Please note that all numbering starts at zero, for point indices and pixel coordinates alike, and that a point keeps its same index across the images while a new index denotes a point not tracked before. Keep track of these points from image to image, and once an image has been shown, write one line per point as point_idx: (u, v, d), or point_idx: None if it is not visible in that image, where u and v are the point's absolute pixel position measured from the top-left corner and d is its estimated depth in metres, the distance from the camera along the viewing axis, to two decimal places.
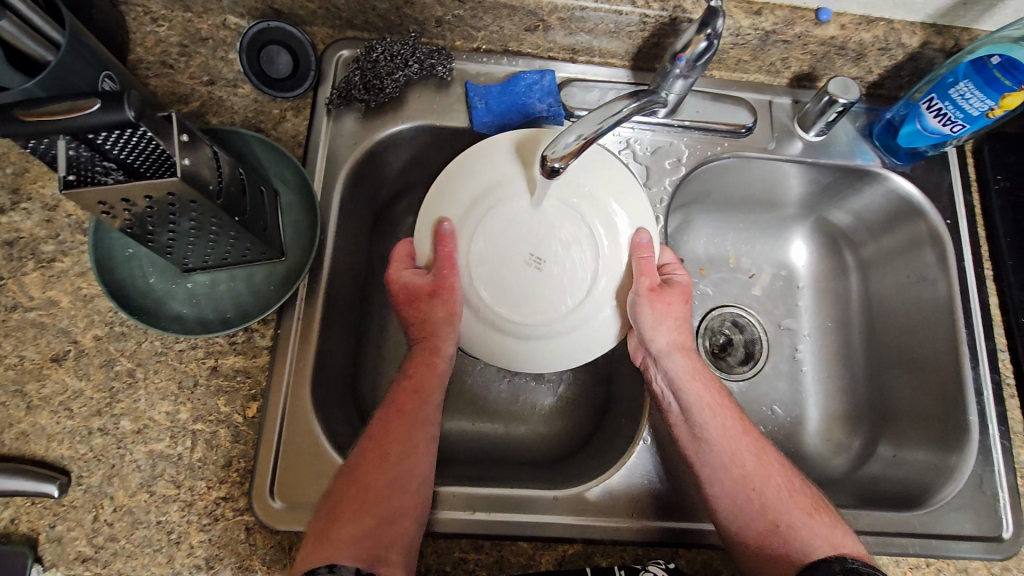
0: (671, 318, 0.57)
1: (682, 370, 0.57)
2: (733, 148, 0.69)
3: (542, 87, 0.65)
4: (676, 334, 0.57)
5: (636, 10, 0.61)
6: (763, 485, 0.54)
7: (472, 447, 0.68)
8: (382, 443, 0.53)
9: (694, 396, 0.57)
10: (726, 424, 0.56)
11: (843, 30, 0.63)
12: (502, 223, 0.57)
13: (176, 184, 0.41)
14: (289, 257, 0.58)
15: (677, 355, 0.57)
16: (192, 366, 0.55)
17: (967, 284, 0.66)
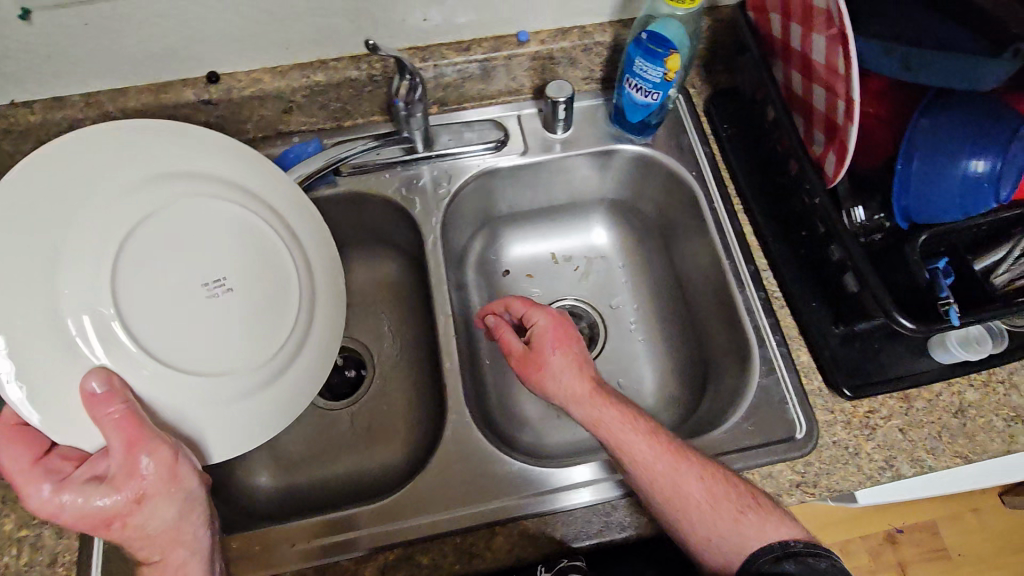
0: (558, 369, 0.62)
1: (586, 417, 0.60)
2: (491, 162, 0.78)
3: (306, 151, 0.73)
4: (574, 385, 0.61)
5: (362, 72, 0.71)
6: (676, 503, 0.57)
7: (334, 483, 0.74)
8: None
9: (608, 438, 0.59)
10: (641, 457, 0.58)
11: (544, 44, 0.74)
12: (153, 271, 0.52)
13: None
14: None
15: (579, 405, 0.61)
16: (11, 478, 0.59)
17: (721, 222, 0.74)
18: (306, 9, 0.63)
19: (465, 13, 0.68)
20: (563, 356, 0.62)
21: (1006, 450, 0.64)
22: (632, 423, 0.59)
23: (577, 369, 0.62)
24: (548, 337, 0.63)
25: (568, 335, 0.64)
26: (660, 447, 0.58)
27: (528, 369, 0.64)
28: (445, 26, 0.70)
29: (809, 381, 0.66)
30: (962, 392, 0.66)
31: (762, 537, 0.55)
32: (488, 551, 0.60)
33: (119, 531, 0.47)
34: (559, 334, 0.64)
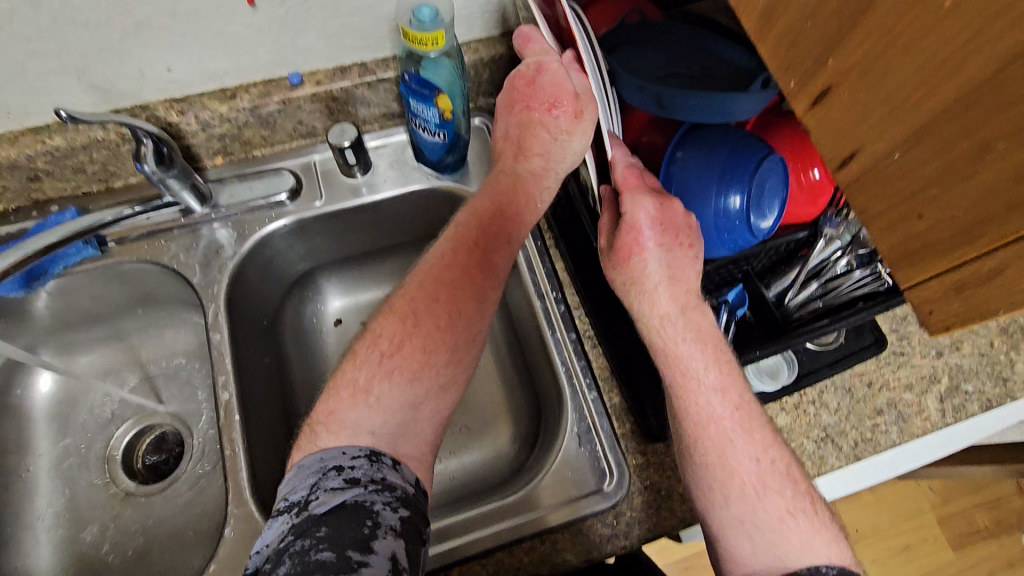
0: (649, 257, 0.52)
1: (686, 332, 0.53)
2: (285, 215, 0.72)
3: (75, 252, 0.65)
4: (674, 280, 0.53)
5: (108, 133, 0.64)
6: (731, 480, 0.50)
7: None
8: (456, 296, 0.58)
9: (705, 374, 0.52)
10: (710, 421, 0.51)
11: (321, 85, 0.69)
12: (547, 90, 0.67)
13: None
14: None
15: (681, 321, 0.53)
16: None
17: (531, 260, 0.71)
18: (8, 72, 0.56)
19: (210, 61, 0.62)
20: (663, 249, 0.52)
21: (817, 473, 0.63)
22: (723, 377, 0.52)
23: (669, 284, 0.53)
24: (644, 233, 0.52)
25: (674, 231, 0.52)
26: (734, 411, 0.52)
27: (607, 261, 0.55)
28: (197, 76, 0.63)
29: (622, 424, 0.63)
30: (774, 419, 0.65)
31: (810, 544, 0.48)
32: None
33: (557, 116, 0.63)
34: (667, 220, 0.52)
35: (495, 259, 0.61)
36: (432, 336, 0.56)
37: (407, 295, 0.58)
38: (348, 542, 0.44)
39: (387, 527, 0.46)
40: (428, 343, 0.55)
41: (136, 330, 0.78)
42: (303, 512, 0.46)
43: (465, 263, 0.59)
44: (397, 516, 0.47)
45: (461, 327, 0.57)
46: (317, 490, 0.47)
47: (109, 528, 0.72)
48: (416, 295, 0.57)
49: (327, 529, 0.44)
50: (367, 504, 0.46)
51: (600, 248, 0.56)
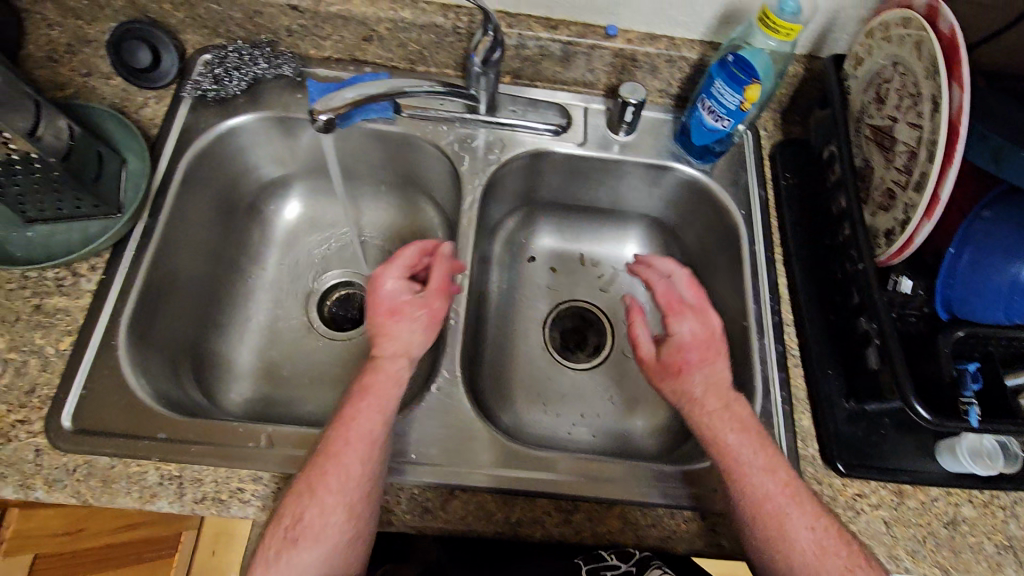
0: (694, 378, 0.58)
1: (698, 395, 0.57)
2: (549, 144, 0.77)
3: (379, 110, 0.74)
4: (693, 377, 0.58)
5: (447, 22, 0.71)
6: (798, 555, 0.50)
7: (311, 415, 0.74)
8: (339, 461, 0.50)
9: (747, 453, 0.54)
10: (758, 491, 0.53)
11: (630, 43, 0.73)
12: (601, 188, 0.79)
13: None
14: (124, 212, 0.65)
15: (699, 397, 0.57)
16: (16, 303, 0.61)
17: (757, 265, 0.72)
18: None
19: None
20: (694, 369, 0.58)
21: None
22: (758, 452, 0.54)
23: (685, 378, 0.58)
24: (688, 352, 0.58)
25: (713, 350, 0.59)
26: (783, 486, 0.52)
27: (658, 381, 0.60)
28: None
29: (804, 446, 0.63)
30: (959, 506, 0.61)
31: None
32: (445, 513, 0.57)
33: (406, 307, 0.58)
34: (712, 340, 0.59)
35: (361, 427, 0.52)
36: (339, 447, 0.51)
37: (327, 439, 0.52)
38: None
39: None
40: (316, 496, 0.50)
41: (369, 198, 0.87)
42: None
43: (351, 416, 0.53)
44: None
45: (337, 485, 0.50)
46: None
47: (293, 352, 0.79)
48: (310, 465, 0.51)
49: None
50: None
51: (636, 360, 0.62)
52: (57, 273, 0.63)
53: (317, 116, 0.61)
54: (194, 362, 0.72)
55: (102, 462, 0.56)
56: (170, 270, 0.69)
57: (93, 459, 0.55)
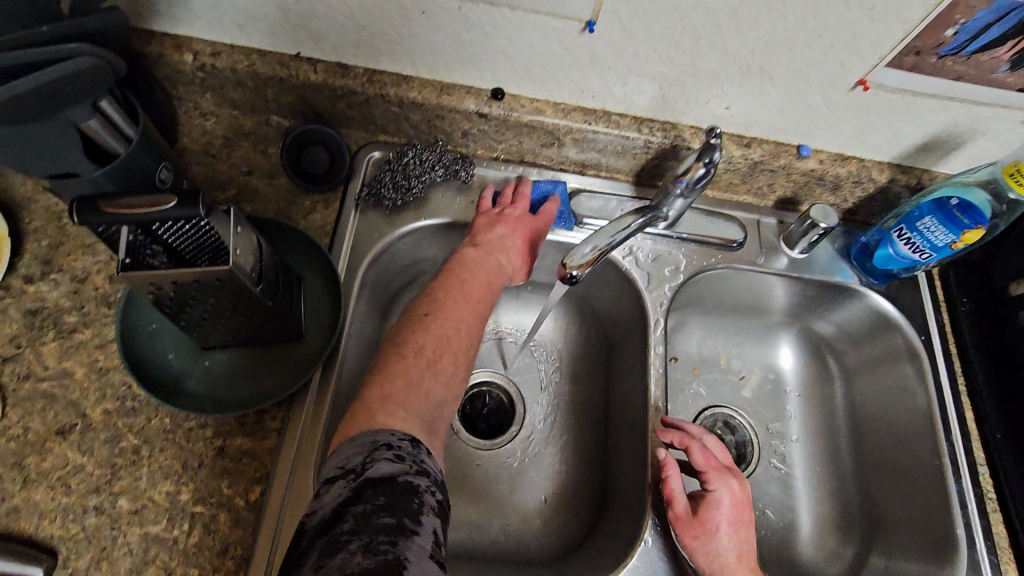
0: (723, 539, 0.58)
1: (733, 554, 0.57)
2: (727, 260, 0.74)
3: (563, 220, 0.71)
4: (739, 549, 0.58)
5: (641, 136, 0.68)
6: None
7: (482, 548, 0.68)
8: (441, 325, 0.58)
9: None
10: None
11: (821, 163, 0.71)
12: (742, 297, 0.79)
13: None
14: (308, 340, 0.59)
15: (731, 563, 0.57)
16: (198, 445, 0.55)
17: (944, 400, 0.70)
18: (627, 66, 0.61)
19: (771, 113, 0.66)
20: (731, 532, 0.58)
21: None
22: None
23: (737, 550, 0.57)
24: (719, 512, 0.59)
25: (744, 517, 0.59)
26: None
27: (683, 534, 0.58)
28: (736, 119, 0.68)
29: None
30: None
31: None
32: None
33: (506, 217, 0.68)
34: (744, 509, 0.59)
35: (447, 366, 0.56)
36: (445, 369, 0.55)
37: (413, 340, 0.56)
38: (405, 511, 0.40)
39: (429, 505, 0.42)
40: (400, 398, 0.50)
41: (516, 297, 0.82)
42: (358, 475, 0.42)
43: (437, 362, 0.55)
44: (434, 499, 0.43)
45: (421, 404, 0.51)
46: (371, 463, 0.43)
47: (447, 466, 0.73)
48: (372, 394, 0.50)
49: (382, 498, 0.40)
50: (418, 486, 0.43)
51: (672, 512, 0.59)
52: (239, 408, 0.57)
53: (565, 272, 0.55)
54: None
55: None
56: (344, 395, 0.63)
57: None
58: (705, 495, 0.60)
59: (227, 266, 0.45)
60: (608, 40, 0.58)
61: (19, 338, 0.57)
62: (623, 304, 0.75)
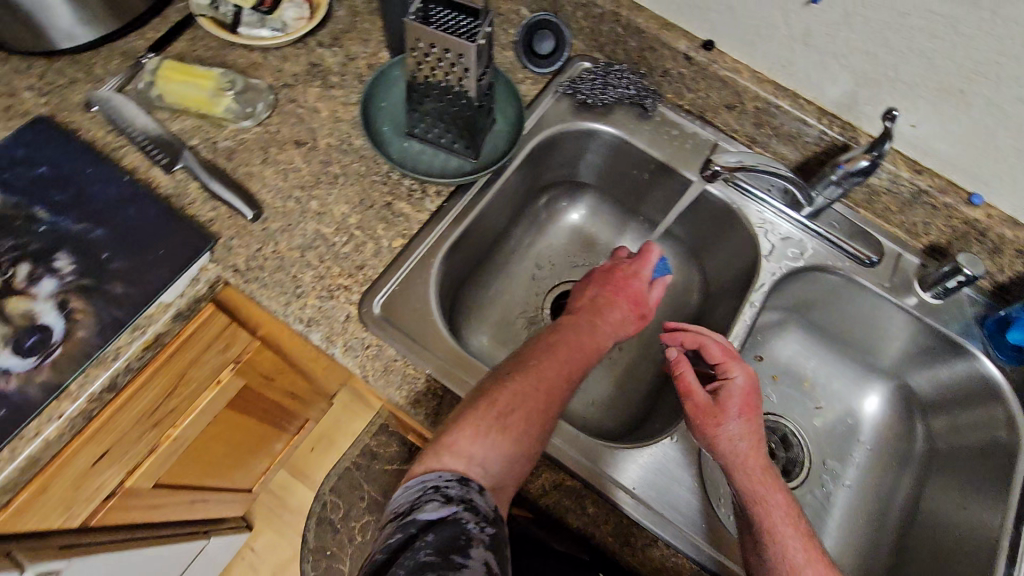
0: (738, 424, 0.60)
1: (744, 435, 0.60)
2: (852, 270, 0.76)
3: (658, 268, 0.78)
4: (751, 434, 0.60)
5: (818, 126, 0.74)
6: None
7: None
8: (511, 399, 0.57)
9: (769, 501, 0.56)
10: (791, 551, 0.54)
11: (988, 218, 0.71)
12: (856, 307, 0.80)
13: (470, 48, 0.57)
14: (479, 161, 0.73)
15: (742, 441, 0.59)
16: (375, 194, 0.70)
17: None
18: (832, 53, 0.68)
19: (955, 146, 0.69)
20: (742, 419, 0.61)
21: None
22: (792, 516, 0.56)
23: (748, 437, 0.60)
24: (734, 397, 0.62)
25: (754, 407, 0.62)
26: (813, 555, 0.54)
27: (703, 421, 0.61)
28: (917, 142, 0.71)
29: None
30: None
31: None
32: (639, 553, 0.58)
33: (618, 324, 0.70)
34: (756, 395, 0.63)
35: (519, 423, 0.56)
36: (520, 425, 0.56)
37: (488, 395, 0.57)
38: (453, 549, 0.45)
39: (479, 539, 0.47)
40: (466, 448, 0.54)
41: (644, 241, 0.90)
42: (408, 516, 0.49)
43: (507, 416, 0.56)
44: (485, 533, 0.48)
45: (486, 459, 0.54)
46: (420, 505, 0.50)
47: (525, 332, 0.83)
48: (461, 422, 0.55)
49: (431, 535, 0.46)
50: (463, 520, 0.47)
51: (685, 400, 0.63)
52: (411, 184, 0.72)
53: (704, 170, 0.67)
54: (453, 301, 0.78)
55: (389, 352, 0.62)
56: (483, 222, 0.76)
57: (383, 347, 0.62)
58: (721, 382, 0.63)
59: (473, 43, 0.57)
60: (824, 21, 0.66)
61: (298, 76, 0.76)
62: (735, 266, 0.79)
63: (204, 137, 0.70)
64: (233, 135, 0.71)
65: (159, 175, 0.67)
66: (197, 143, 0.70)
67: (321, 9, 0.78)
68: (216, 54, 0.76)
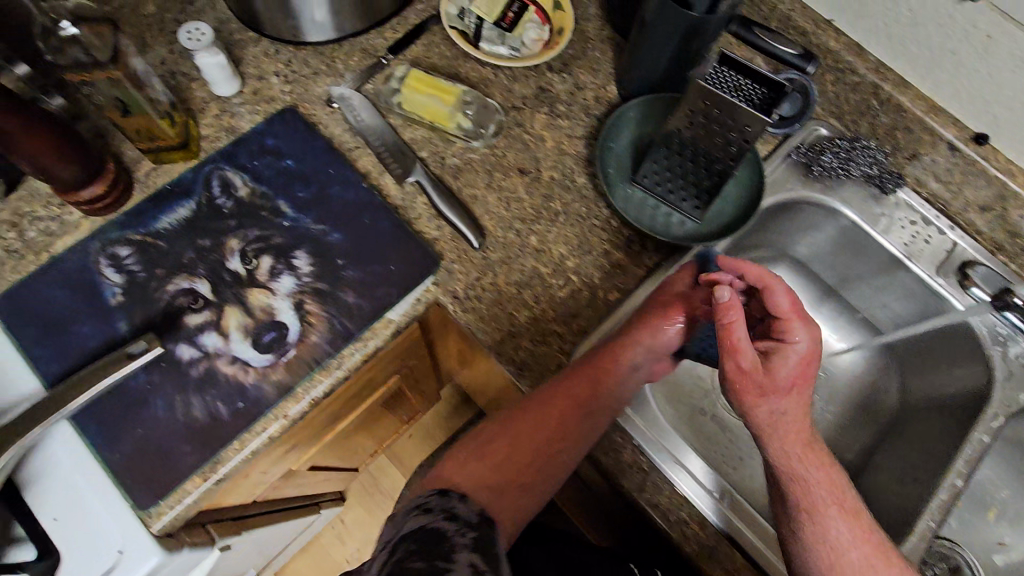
0: (792, 397, 0.50)
1: (796, 410, 0.50)
2: None
3: None
4: (801, 410, 0.51)
5: None
6: None
7: None
8: (501, 415, 0.58)
9: (807, 465, 0.50)
10: (830, 528, 0.50)
11: None
12: None
13: (764, 122, 0.53)
14: (703, 223, 0.68)
15: (791, 412, 0.50)
16: (594, 239, 0.68)
17: None
18: None
19: None
20: (794, 392, 0.50)
21: None
22: (826, 480, 0.51)
23: (796, 412, 0.50)
24: (788, 365, 0.51)
25: (809, 373, 0.52)
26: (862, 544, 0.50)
27: (745, 385, 0.50)
28: None
29: None
30: None
31: None
32: None
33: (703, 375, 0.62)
34: (815, 364, 0.52)
35: (554, 460, 0.57)
36: (516, 444, 0.57)
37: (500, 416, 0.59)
38: (436, 556, 0.42)
39: (463, 545, 0.45)
40: (473, 467, 0.56)
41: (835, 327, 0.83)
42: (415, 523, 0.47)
43: (507, 422, 0.58)
44: (467, 538, 0.46)
45: (498, 477, 0.56)
46: (405, 522, 0.48)
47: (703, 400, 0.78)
48: (471, 438, 0.59)
49: (413, 545, 0.44)
50: (443, 529, 0.46)
51: (729, 367, 0.50)
52: (630, 234, 0.69)
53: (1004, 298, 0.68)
54: None
55: None
56: None
57: None
58: (778, 345, 0.52)
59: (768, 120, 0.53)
60: None
61: (526, 98, 0.74)
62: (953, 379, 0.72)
63: (433, 151, 0.70)
64: (460, 153, 0.70)
65: (389, 184, 0.67)
66: (426, 156, 0.69)
67: (567, 36, 0.73)
68: (449, 64, 0.74)
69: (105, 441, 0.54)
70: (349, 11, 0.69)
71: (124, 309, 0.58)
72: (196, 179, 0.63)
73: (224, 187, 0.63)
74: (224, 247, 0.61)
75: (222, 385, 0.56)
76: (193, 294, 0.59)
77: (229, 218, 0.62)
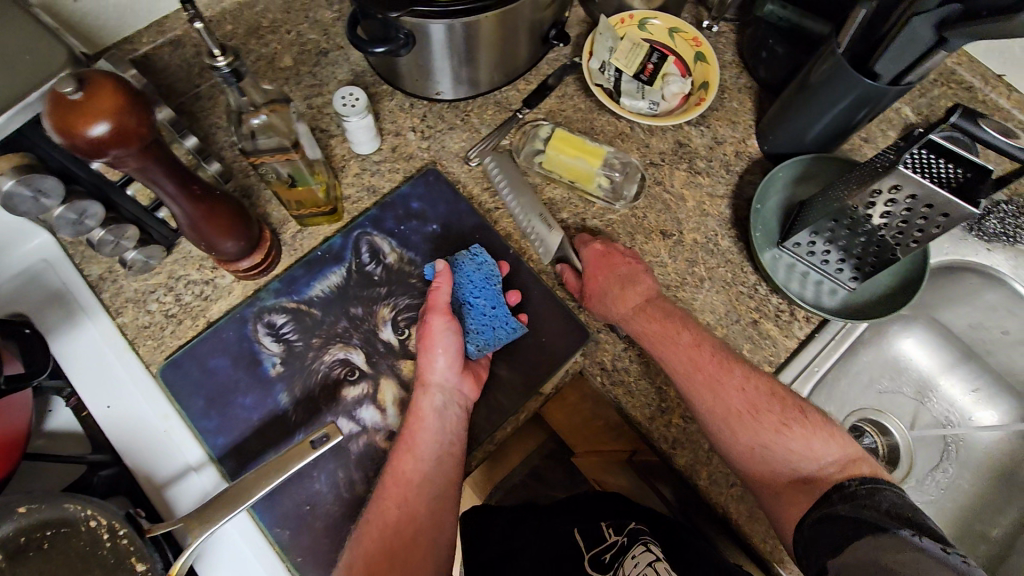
0: (627, 290, 0.60)
1: (629, 296, 0.60)
2: None
3: None
4: (641, 295, 0.61)
5: None
6: (742, 419, 0.55)
7: None
8: (393, 508, 0.51)
9: (655, 330, 0.59)
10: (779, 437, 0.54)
11: None
12: None
13: (972, 216, 0.49)
14: (857, 292, 0.65)
15: (621, 292, 0.60)
16: (742, 307, 0.66)
17: None
18: None
19: None
20: (624, 285, 0.61)
21: None
22: (699, 353, 0.57)
23: (636, 303, 0.60)
24: (617, 269, 0.62)
25: (621, 265, 0.62)
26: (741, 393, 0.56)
27: (595, 299, 0.62)
28: None
29: None
30: None
31: (815, 456, 0.53)
32: None
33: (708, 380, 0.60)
34: (639, 265, 0.62)
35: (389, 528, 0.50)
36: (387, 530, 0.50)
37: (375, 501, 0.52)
38: None
39: None
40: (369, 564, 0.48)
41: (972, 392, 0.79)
42: None
43: (384, 510, 0.51)
44: None
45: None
46: None
47: None
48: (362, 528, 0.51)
49: None
50: None
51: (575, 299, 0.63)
52: (778, 302, 0.66)
53: None
54: None
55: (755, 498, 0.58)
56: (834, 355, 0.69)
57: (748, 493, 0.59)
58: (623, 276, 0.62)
59: (976, 211, 0.49)
60: None
61: (664, 154, 0.71)
62: None
63: (573, 212, 0.68)
64: (600, 214, 0.68)
65: (531, 248, 0.66)
66: (566, 217, 0.68)
67: (712, 90, 0.69)
68: (584, 118, 0.72)
69: (275, 520, 0.54)
70: (491, 69, 0.67)
71: (284, 380, 0.58)
72: (346, 245, 0.63)
73: (373, 254, 0.63)
74: (376, 316, 0.61)
75: (382, 460, 0.56)
76: (349, 366, 0.59)
77: (380, 286, 0.62)
